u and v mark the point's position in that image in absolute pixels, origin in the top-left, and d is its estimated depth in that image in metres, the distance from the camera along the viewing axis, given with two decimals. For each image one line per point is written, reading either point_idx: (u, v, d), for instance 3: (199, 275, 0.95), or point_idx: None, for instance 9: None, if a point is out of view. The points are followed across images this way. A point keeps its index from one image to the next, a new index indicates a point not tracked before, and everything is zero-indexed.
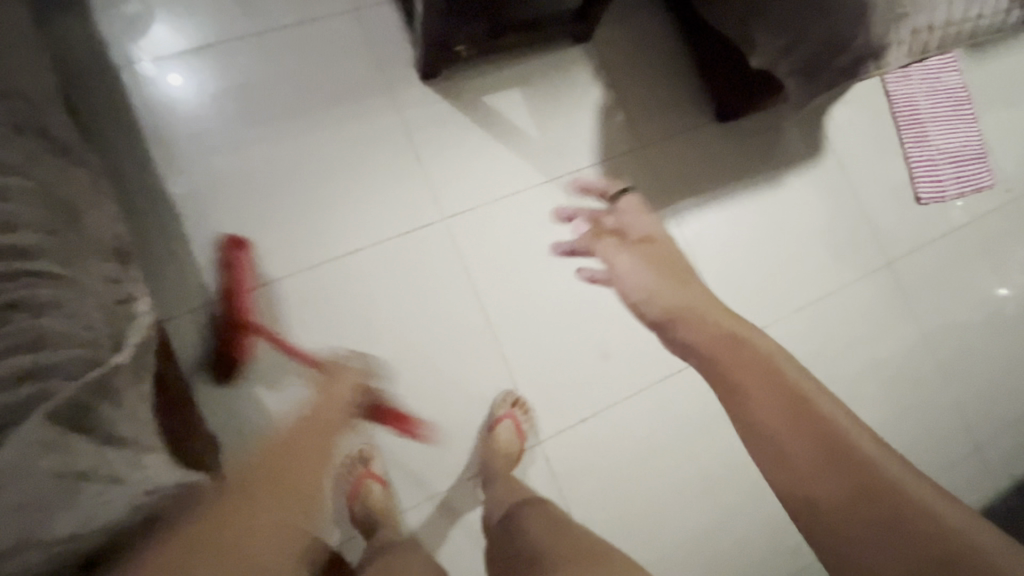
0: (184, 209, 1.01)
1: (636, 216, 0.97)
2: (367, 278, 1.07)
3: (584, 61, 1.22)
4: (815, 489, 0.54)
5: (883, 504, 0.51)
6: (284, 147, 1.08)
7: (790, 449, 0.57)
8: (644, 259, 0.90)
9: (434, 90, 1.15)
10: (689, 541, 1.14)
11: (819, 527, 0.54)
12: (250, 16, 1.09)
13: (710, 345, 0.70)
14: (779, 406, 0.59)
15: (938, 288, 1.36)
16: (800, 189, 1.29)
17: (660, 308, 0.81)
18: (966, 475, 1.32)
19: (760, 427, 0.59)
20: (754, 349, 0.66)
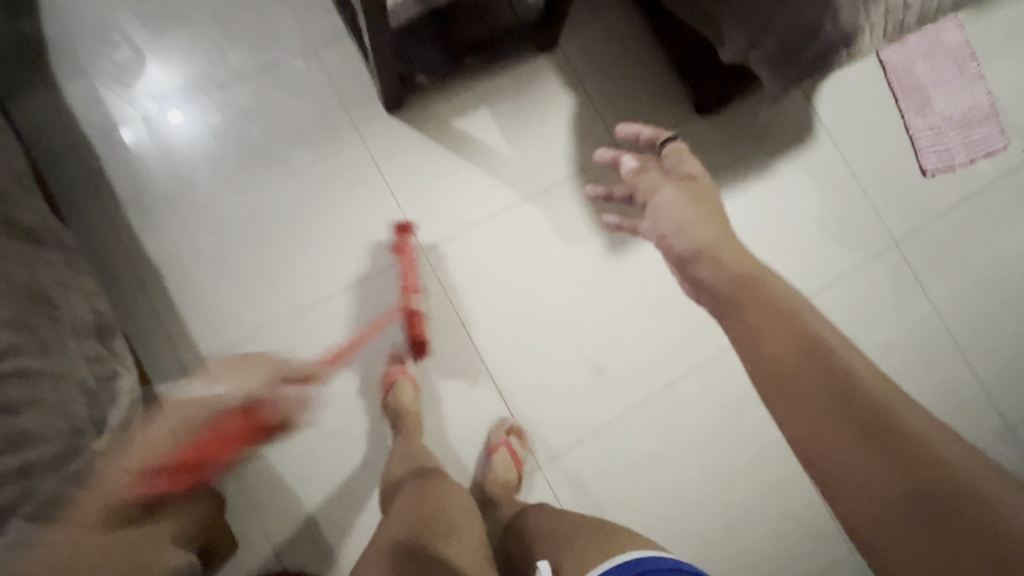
0: (181, 261, 1.04)
1: (679, 158, 0.75)
2: (350, 322, 1.07)
3: (553, 71, 1.18)
4: (810, 391, 0.45)
5: (881, 422, 0.42)
6: (278, 187, 1.09)
7: (784, 359, 0.48)
8: (689, 199, 0.71)
9: (402, 122, 1.13)
10: (713, 555, 1.11)
11: (796, 430, 0.46)
12: (228, 63, 1.10)
13: (732, 277, 0.58)
14: (788, 325, 0.49)
15: (954, 261, 1.28)
16: (790, 175, 1.23)
17: (689, 241, 0.66)
18: (1003, 456, 1.24)
19: (762, 343, 0.50)
20: (763, 294, 0.54)
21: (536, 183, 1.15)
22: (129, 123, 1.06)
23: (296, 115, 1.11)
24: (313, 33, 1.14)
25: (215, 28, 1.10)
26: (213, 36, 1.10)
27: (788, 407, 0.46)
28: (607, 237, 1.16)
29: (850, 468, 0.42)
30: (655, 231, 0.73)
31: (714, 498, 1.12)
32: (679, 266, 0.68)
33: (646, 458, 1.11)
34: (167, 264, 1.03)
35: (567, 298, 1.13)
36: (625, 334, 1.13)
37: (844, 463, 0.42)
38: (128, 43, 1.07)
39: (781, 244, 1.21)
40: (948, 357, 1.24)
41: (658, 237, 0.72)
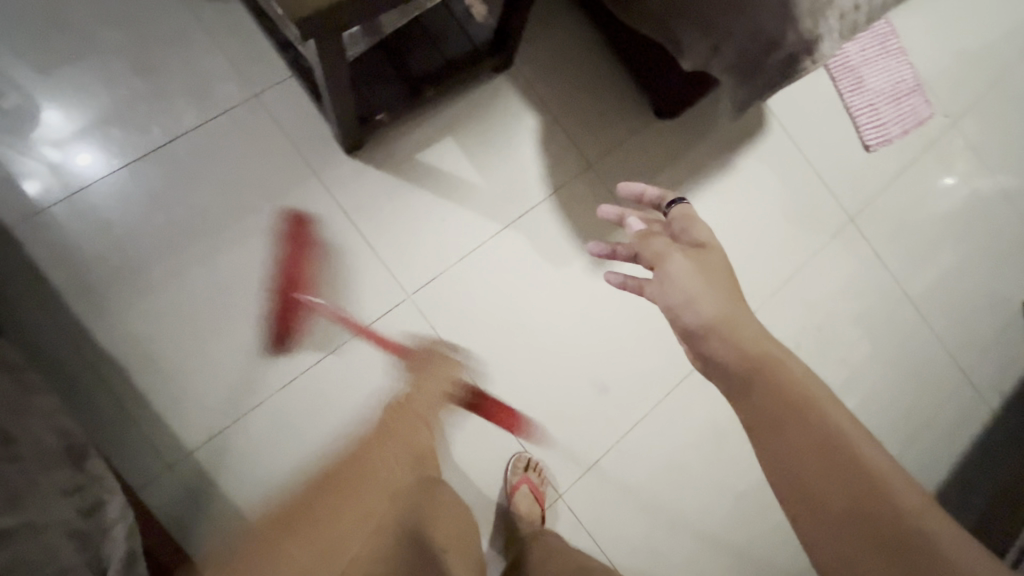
0: (128, 337, 0.94)
1: (689, 224, 0.69)
2: (341, 382, 1.01)
3: (511, 93, 1.16)
4: (835, 496, 0.49)
5: (892, 523, 0.47)
6: (227, 246, 1.00)
7: (802, 462, 0.51)
8: (697, 266, 0.64)
9: (364, 163, 1.07)
10: (732, 546, 1.15)
11: (817, 538, 0.50)
12: (155, 114, 1.01)
13: (745, 358, 0.58)
14: (806, 420, 0.53)
15: (902, 229, 1.37)
16: (751, 167, 1.27)
17: (696, 317, 0.61)
18: (966, 401, 1.36)
19: (781, 441, 0.53)
20: (779, 376, 0.56)
21: (510, 209, 1.12)
22: (30, 174, 0.95)
23: (236, 163, 1.03)
24: (252, 78, 1.05)
25: (133, 70, 1.01)
26: (129, 78, 1.01)
27: (779, 475, 0.53)
28: (590, 254, 1.15)
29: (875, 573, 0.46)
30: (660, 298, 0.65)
31: (725, 492, 1.16)
32: (687, 340, 0.63)
33: (659, 465, 1.13)
34: (112, 343, 0.93)
35: (559, 321, 1.12)
36: (620, 347, 1.14)
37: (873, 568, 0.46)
38: (29, 92, 0.97)
39: (751, 236, 1.25)
40: (908, 319, 1.34)
41: (661, 304, 0.65)
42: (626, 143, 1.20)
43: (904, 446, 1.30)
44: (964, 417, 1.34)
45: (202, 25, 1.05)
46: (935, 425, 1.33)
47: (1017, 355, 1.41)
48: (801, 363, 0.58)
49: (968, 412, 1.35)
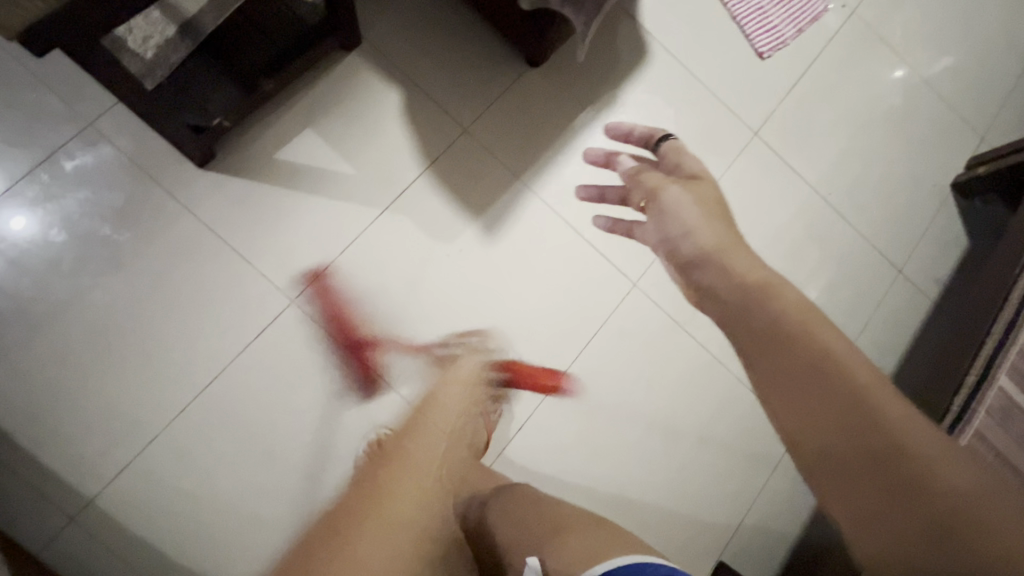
0: (17, 397, 0.91)
1: (682, 158, 0.65)
2: (240, 397, 0.98)
3: (366, 71, 1.10)
4: (834, 432, 0.43)
5: (911, 484, 0.40)
6: (111, 285, 0.97)
7: (802, 401, 0.45)
8: (693, 197, 0.61)
9: (220, 171, 1.02)
10: (677, 485, 1.13)
11: (812, 465, 0.45)
12: (5, 163, 0.95)
13: (739, 282, 0.53)
14: (804, 347, 0.46)
15: (813, 132, 1.31)
16: (638, 99, 1.21)
17: (694, 245, 0.58)
18: (909, 296, 1.30)
19: (782, 370, 0.47)
20: (773, 306, 0.50)
21: (387, 193, 1.08)
22: None
23: (104, 199, 0.98)
24: (85, 106, 0.99)
25: None
26: None
27: (795, 435, 0.46)
28: (480, 219, 1.12)
29: (877, 500, 0.41)
30: (661, 230, 0.62)
31: (660, 431, 1.14)
32: (683, 269, 0.60)
33: (586, 419, 1.11)
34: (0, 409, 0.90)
35: (463, 292, 1.09)
36: (534, 309, 1.11)
37: (877, 486, 0.41)
38: None
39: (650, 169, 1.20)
40: (832, 223, 1.29)
41: (661, 236, 0.62)
42: (500, 101, 1.15)
43: None
44: (907, 311, 1.29)
45: (17, 61, 0.98)
46: (878, 325, 1.27)
47: (956, 238, 1.35)
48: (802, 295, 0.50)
49: (913, 306, 1.30)
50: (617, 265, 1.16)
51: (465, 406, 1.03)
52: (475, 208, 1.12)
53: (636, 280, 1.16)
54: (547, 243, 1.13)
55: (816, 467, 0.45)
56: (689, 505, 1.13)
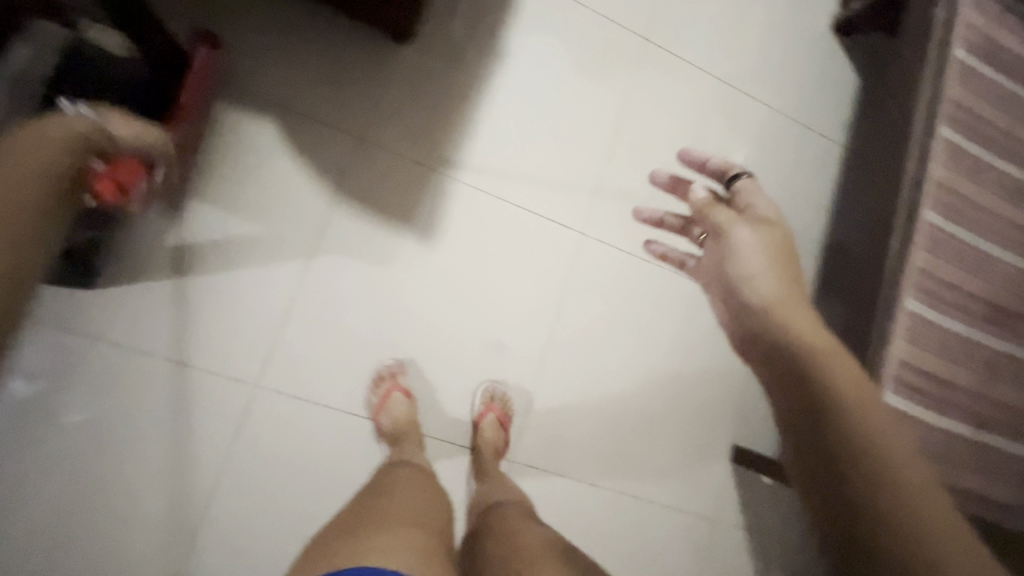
0: None
1: (755, 202, 0.66)
2: (241, 503, 0.92)
3: (225, 112, 0.95)
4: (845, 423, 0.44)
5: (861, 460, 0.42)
6: (45, 448, 0.85)
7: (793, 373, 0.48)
8: (763, 245, 0.61)
9: (111, 282, 0.89)
10: (680, 401, 1.20)
11: (797, 448, 0.45)
12: None
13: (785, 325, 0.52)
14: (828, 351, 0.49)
15: (698, 19, 1.28)
16: (522, 42, 1.13)
17: (756, 298, 0.57)
18: (823, 151, 1.36)
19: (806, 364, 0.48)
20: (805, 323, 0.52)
21: (302, 237, 0.98)
22: None
23: None
24: None
25: None
26: None
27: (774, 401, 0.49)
28: (411, 228, 1.05)
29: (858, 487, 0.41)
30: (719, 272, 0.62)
31: (650, 359, 1.19)
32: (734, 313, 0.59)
33: (583, 377, 1.14)
34: None
35: (457, 333, 1.06)
36: (500, 296, 1.09)
37: (859, 475, 0.41)
38: None
39: (559, 112, 1.16)
40: (739, 103, 1.30)
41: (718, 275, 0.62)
42: (383, 96, 1.04)
43: (785, 223, 1.31)
44: (825, 163, 1.35)
45: None
46: (804, 186, 1.34)
47: (849, 81, 1.40)
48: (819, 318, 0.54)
49: (829, 159, 1.36)
50: (559, 221, 1.14)
51: (478, 413, 1.05)
52: (402, 217, 1.04)
53: (583, 230, 1.15)
54: (493, 233, 1.10)
55: (800, 451, 0.45)
56: (695, 413, 1.21)
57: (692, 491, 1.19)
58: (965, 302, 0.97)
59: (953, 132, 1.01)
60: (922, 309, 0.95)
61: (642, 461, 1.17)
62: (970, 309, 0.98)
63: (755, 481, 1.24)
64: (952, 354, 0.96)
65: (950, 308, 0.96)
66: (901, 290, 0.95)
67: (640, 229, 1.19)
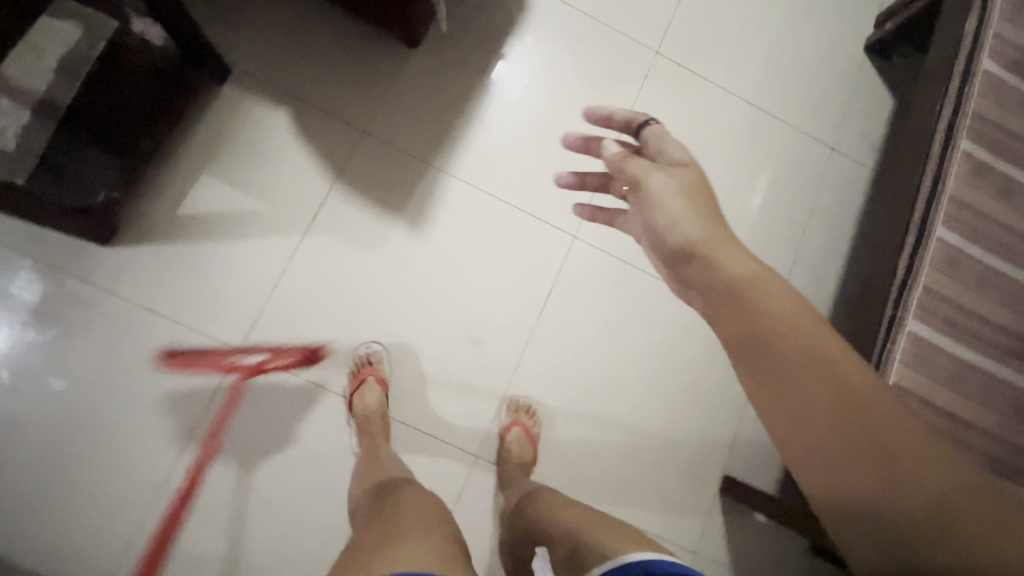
0: None
1: (667, 145, 0.62)
2: (209, 461, 0.97)
3: (244, 101, 1.06)
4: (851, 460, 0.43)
5: (890, 479, 0.41)
6: (51, 386, 0.95)
7: (802, 386, 0.45)
8: (681, 187, 0.59)
9: (127, 243, 0.99)
10: (667, 420, 1.14)
11: (845, 518, 0.43)
12: None
13: (732, 279, 0.53)
14: (805, 369, 0.45)
15: (715, 35, 1.27)
16: (528, 51, 1.18)
17: (679, 238, 0.58)
18: (847, 173, 1.29)
19: (790, 396, 0.45)
20: (767, 310, 0.49)
21: (300, 217, 1.05)
22: None
23: (19, 304, 0.96)
24: None
25: None
26: None
27: (782, 425, 0.46)
28: (402, 216, 1.09)
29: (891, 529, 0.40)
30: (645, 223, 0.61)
31: (637, 370, 1.14)
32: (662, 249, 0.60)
33: (562, 382, 1.11)
34: None
35: (443, 316, 1.08)
36: (483, 290, 1.10)
37: (889, 515, 0.40)
38: None
39: (561, 117, 1.18)
40: (755, 120, 1.26)
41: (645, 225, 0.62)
42: (390, 95, 1.11)
43: (798, 243, 1.24)
44: (849, 187, 1.28)
45: None
46: (823, 209, 1.27)
47: (881, 102, 1.32)
48: (787, 287, 0.51)
49: (853, 182, 1.29)
50: (553, 222, 1.14)
51: (505, 426, 1.05)
52: (395, 206, 1.09)
53: (576, 233, 1.15)
54: (489, 226, 1.12)
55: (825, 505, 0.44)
56: (683, 434, 1.14)
57: (675, 520, 1.11)
58: (985, 331, 0.87)
59: (978, 148, 0.93)
60: (931, 333, 0.86)
61: (620, 480, 1.10)
62: (992, 340, 0.87)
63: (749, 518, 1.13)
64: (967, 388, 0.85)
65: (967, 336, 0.86)
66: (902, 309, 0.88)
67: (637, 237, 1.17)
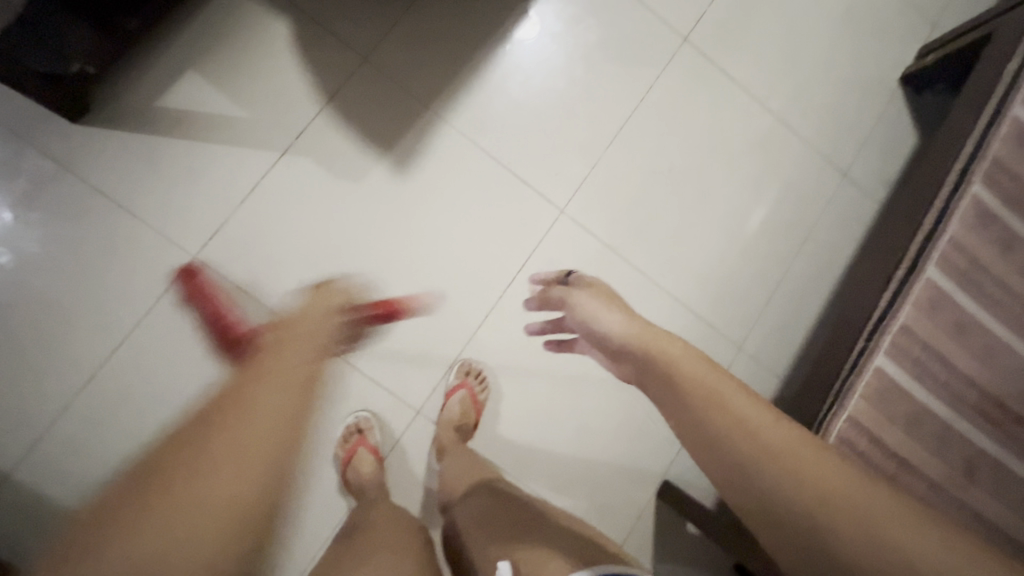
0: None
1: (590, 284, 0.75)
2: (146, 363, 0.95)
3: (245, 2, 1.01)
4: (721, 450, 0.44)
5: (777, 471, 0.41)
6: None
7: (691, 398, 0.48)
8: (596, 295, 0.66)
9: (98, 125, 0.96)
10: (619, 415, 1.12)
11: (758, 521, 0.41)
12: None
13: (623, 334, 0.58)
14: (699, 396, 0.47)
15: (749, 34, 1.22)
16: (552, 11, 1.13)
17: (599, 330, 0.61)
18: (852, 202, 1.25)
19: (691, 418, 0.47)
20: (662, 356, 0.53)
21: (283, 134, 1.01)
22: None
23: None
24: None
25: None
26: None
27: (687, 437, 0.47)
28: (389, 155, 1.05)
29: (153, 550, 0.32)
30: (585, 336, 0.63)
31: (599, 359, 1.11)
32: (611, 359, 0.60)
33: (519, 355, 1.08)
34: None
35: (412, 265, 1.04)
36: (457, 246, 1.06)
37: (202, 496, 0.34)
38: None
39: (572, 86, 1.13)
40: (773, 130, 1.22)
41: (585, 334, 0.64)
42: (399, 27, 1.06)
43: (787, 265, 1.21)
44: (851, 219, 1.24)
45: None
46: (821, 235, 1.23)
47: (902, 137, 1.27)
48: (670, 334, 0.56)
49: (857, 213, 1.25)
50: (543, 192, 1.10)
51: (451, 388, 1.03)
52: (382, 144, 1.05)
53: (564, 209, 1.11)
54: (476, 182, 1.08)
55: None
56: (632, 431, 1.12)
57: (605, 516, 1.10)
58: (953, 382, 0.84)
59: (988, 196, 0.89)
60: (896, 373, 0.84)
61: (560, 465, 1.09)
62: (959, 393, 0.84)
63: (678, 525, 1.13)
64: (919, 434, 0.83)
65: (933, 384, 0.84)
66: (874, 344, 0.86)
67: (625, 225, 1.14)
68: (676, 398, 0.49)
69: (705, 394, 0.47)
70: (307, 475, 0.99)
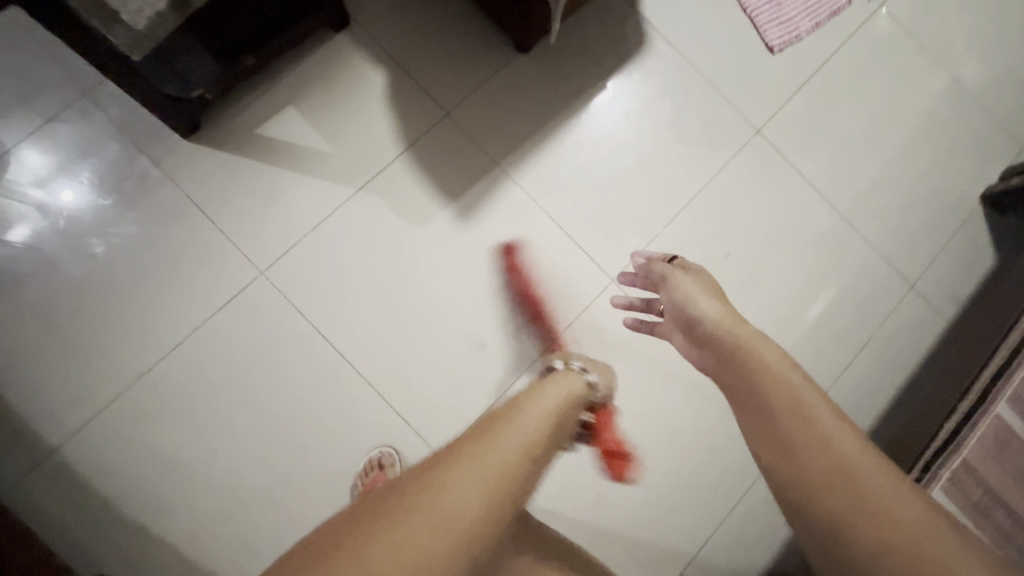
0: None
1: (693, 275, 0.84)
2: (197, 365, 1.00)
3: (351, 52, 1.11)
4: (806, 467, 0.52)
5: (870, 521, 0.47)
6: (89, 246, 1.01)
7: (793, 438, 0.55)
8: (698, 283, 0.77)
9: (204, 144, 1.06)
10: (643, 497, 1.07)
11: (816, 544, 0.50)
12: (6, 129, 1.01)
13: (730, 332, 0.67)
14: (791, 417, 0.56)
15: (824, 133, 1.22)
16: (630, 89, 1.17)
17: (698, 312, 0.72)
18: (918, 316, 1.19)
19: (792, 457, 0.53)
20: (770, 376, 0.60)
21: (362, 171, 1.08)
22: None
23: (94, 164, 1.03)
24: (74, 75, 1.04)
25: None
26: None
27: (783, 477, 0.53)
28: (455, 203, 1.10)
29: None
30: (678, 314, 0.74)
31: (630, 434, 1.08)
32: (699, 345, 0.71)
33: None
34: None
35: (457, 308, 1.07)
36: (505, 298, 1.08)
37: None
38: None
39: (639, 161, 1.16)
40: (839, 229, 1.19)
41: (678, 313, 0.75)
42: (484, 89, 1.13)
43: (841, 370, 1.16)
44: (916, 332, 1.18)
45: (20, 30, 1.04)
46: (880, 344, 1.18)
47: (979, 257, 1.22)
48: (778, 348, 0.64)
49: (923, 327, 1.19)
50: (596, 258, 1.12)
51: None
52: (449, 192, 1.10)
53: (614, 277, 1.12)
54: (533, 238, 1.11)
55: None
56: (655, 515, 1.07)
57: None
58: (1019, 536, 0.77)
59: None
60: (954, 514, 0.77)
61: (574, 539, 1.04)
62: None
63: None
64: None
65: (996, 533, 0.77)
66: (931, 477, 0.80)
67: None
68: (783, 444, 0.55)
69: (821, 448, 0.53)
70: (321, 503, 0.99)
